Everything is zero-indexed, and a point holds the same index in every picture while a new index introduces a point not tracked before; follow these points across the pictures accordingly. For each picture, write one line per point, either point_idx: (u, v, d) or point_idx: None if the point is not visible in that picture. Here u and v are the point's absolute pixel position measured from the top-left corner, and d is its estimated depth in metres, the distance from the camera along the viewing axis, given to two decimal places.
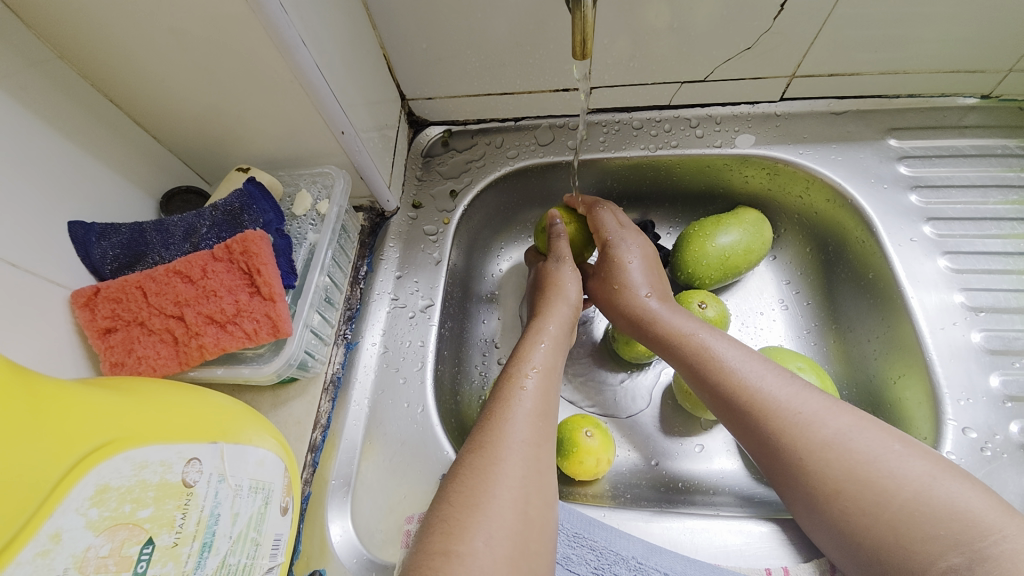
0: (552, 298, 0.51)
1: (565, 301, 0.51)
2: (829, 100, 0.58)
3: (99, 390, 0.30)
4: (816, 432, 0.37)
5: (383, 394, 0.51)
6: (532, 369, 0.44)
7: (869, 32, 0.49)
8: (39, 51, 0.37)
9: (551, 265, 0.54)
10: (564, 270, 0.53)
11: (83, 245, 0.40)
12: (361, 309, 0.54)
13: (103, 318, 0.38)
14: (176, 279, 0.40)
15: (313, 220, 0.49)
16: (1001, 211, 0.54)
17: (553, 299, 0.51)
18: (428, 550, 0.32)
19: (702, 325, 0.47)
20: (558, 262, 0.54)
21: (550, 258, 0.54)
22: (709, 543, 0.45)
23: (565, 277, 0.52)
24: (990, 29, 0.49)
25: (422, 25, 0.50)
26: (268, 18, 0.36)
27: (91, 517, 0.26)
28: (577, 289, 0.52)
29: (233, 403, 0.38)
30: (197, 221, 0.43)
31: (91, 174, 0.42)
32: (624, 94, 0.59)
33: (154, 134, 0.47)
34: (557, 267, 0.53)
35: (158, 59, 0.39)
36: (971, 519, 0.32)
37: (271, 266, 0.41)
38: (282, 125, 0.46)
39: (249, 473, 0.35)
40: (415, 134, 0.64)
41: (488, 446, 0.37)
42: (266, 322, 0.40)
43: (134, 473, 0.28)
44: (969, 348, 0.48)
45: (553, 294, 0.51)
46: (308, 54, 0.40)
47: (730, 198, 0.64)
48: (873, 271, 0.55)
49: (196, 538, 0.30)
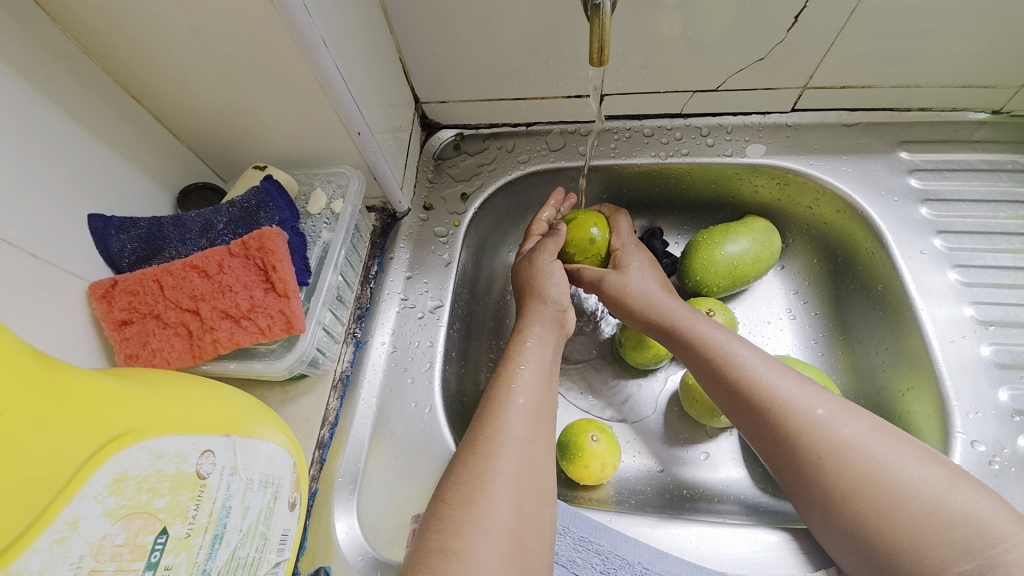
0: (531, 297, 0.51)
1: (543, 300, 0.51)
2: (840, 111, 0.59)
3: (118, 380, 0.31)
4: (831, 436, 0.37)
5: (391, 393, 0.51)
6: (522, 367, 0.44)
7: (881, 46, 0.50)
8: (64, 46, 0.38)
9: (531, 263, 0.54)
10: (541, 264, 0.53)
11: (102, 238, 0.40)
12: (371, 308, 0.55)
13: (120, 310, 0.38)
14: (193, 274, 0.40)
15: (328, 218, 0.49)
16: (1011, 225, 0.54)
17: (533, 299, 0.51)
18: (427, 548, 0.32)
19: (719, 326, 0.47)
20: (536, 258, 0.54)
21: (528, 255, 0.55)
22: (716, 552, 0.45)
23: (552, 276, 0.52)
24: (1001, 45, 0.49)
25: (439, 30, 0.51)
26: (292, 19, 0.36)
27: (109, 505, 0.26)
28: (556, 282, 0.52)
29: (246, 397, 0.38)
30: (215, 218, 0.44)
31: (111, 167, 0.43)
32: (636, 102, 0.59)
33: (173, 130, 0.48)
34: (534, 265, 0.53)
35: (180, 57, 0.40)
36: (982, 526, 0.32)
37: (287, 262, 0.42)
38: (299, 125, 0.46)
39: (259, 467, 0.35)
40: (428, 136, 0.65)
41: (482, 443, 0.37)
42: (280, 318, 0.41)
43: (151, 462, 0.28)
44: (978, 361, 0.48)
45: (534, 294, 0.51)
46: (328, 55, 0.40)
47: (739, 207, 0.65)
48: (882, 282, 0.55)
49: (208, 530, 0.30)
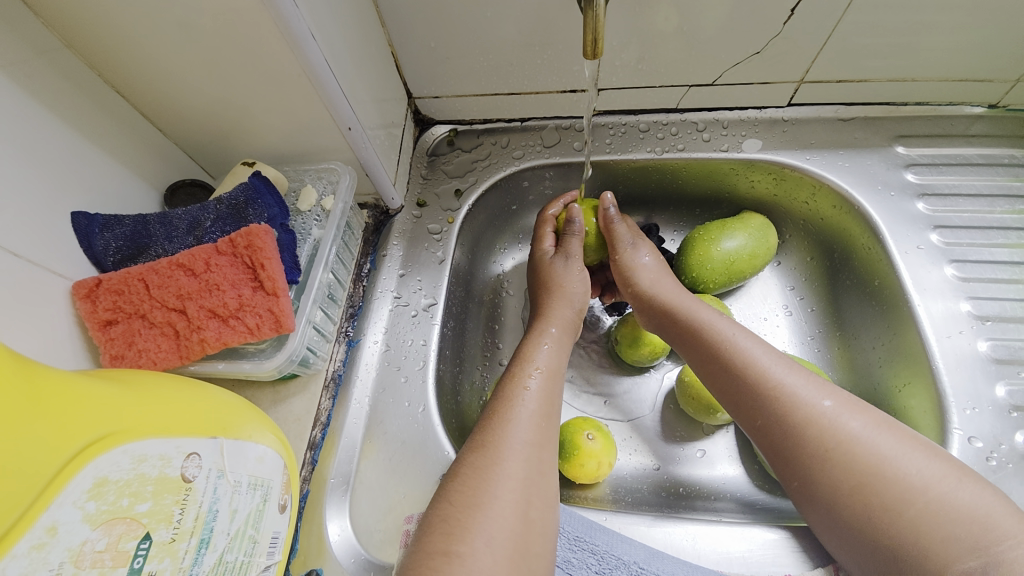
0: (553, 299, 0.52)
1: (565, 302, 0.51)
2: (836, 106, 0.58)
3: (100, 381, 0.30)
4: (843, 426, 0.37)
5: (384, 393, 0.50)
6: (535, 370, 0.43)
7: (878, 40, 0.49)
8: (45, 40, 0.37)
9: (558, 263, 0.54)
10: (571, 268, 0.53)
11: (86, 235, 0.39)
12: (364, 306, 0.54)
13: (104, 310, 0.38)
14: (179, 272, 0.39)
15: (318, 216, 0.49)
16: (1008, 220, 0.53)
17: (551, 297, 0.52)
18: (428, 550, 0.31)
19: (728, 317, 0.46)
20: (566, 261, 0.53)
21: (556, 256, 0.54)
22: (711, 550, 0.44)
23: (572, 275, 0.53)
24: (997, 39, 0.49)
25: (431, 24, 0.50)
26: (277, 11, 0.35)
27: (89, 511, 0.25)
28: (579, 287, 0.52)
29: (234, 398, 0.37)
30: (202, 215, 0.43)
31: (95, 164, 0.42)
32: (631, 97, 0.58)
33: (159, 126, 0.47)
34: (565, 267, 0.53)
35: (165, 50, 0.39)
36: (989, 523, 0.31)
37: (275, 260, 0.41)
38: (289, 120, 0.45)
39: (249, 469, 0.35)
40: (421, 132, 0.64)
41: (490, 446, 0.37)
42: (269, 317, 0.40)
43: (133, 466, 0.27)
44: (975, 357, 0.48)
45: (557, 296, 0.52)
46: (316, 48, 0.39)
47: (735, 202, 0.64)
48: (879, 277, 0.55)
49: (193, 534, 0.30)
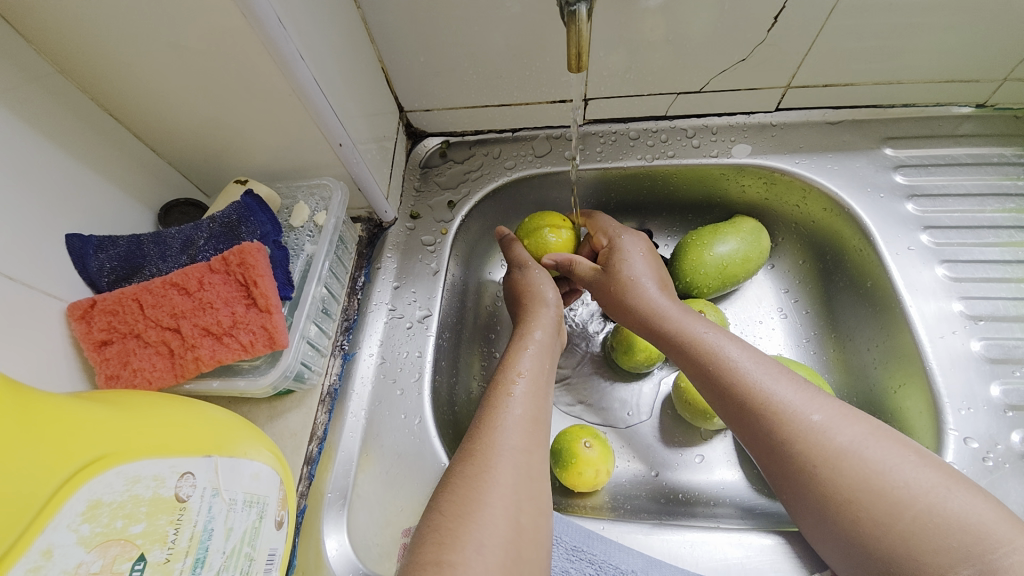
0: (534, 304, 0.52)
1: (543, 304, 0.52)
2: (824, 110, 0.59)
3: (92, 404, 0.30)
4: (832, 439, 0.37)
5: (380, 405, 0.50)
6: (518, 375, 0.44)
7: (862, 44, 0.50)
8: (39, 66, 0.38)
9: (521, 274, 0.56)
10: (532, 275, 0.55)
11: (81, 257, 0.40)
12: (359, 319, 0.54)
13: (99, 331, 0.38)
14: (172, 291, 0.39)
15: (311, 231, 0.49)
16: (999, 219, 0.54)
17: (533, 305, 0.53)
18: (420, 560, 0.31)
19: (717, 328, 0.46)
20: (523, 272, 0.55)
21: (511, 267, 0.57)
22: (710, 557, 0.44)
23: (544, 283, 0.54)
24: (981, 41, 0.49)
25: (420, 39, 0.51)
26: (266, 32, 0.36)
27: (83, 533, 0.25)
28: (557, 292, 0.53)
29: (230, 416, 0.38)
30: (195, 234, 0.44)
31: (89, 187, 0.42)
32: (621, 106, 0.59)
33: (153, 146, 0.47)
34: (525, 276, 0.55)
35: (157, 73, 0.39)
36: (982, 531, 0.31)
37: (268, 278, 0.41)
38: (280, 138, 0.46)
39: (244, 486, 0.35)
40: (413, 144, 0.64)
41: (479, 454, 0.37)
42: (262, 334, 0.40)
43: (127, 487, 0.28)
44: (969, 357, 0.48)
45: (533, 299, 0.53)
46: (305, 68, 0.40)
47: (727, 206, 0.65)
48: (871, 279, 0.55)
49: (188, 553, 0.30)
